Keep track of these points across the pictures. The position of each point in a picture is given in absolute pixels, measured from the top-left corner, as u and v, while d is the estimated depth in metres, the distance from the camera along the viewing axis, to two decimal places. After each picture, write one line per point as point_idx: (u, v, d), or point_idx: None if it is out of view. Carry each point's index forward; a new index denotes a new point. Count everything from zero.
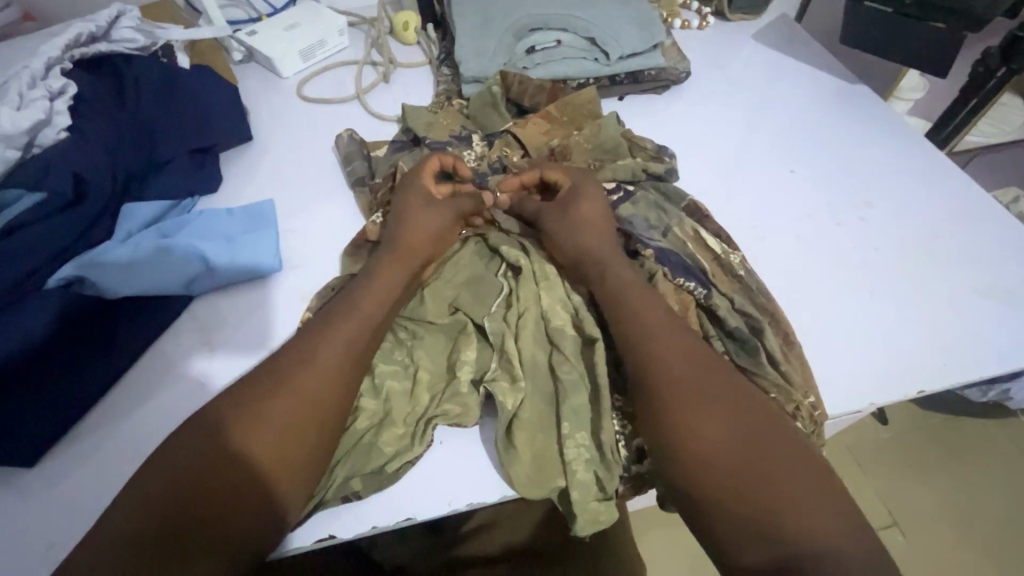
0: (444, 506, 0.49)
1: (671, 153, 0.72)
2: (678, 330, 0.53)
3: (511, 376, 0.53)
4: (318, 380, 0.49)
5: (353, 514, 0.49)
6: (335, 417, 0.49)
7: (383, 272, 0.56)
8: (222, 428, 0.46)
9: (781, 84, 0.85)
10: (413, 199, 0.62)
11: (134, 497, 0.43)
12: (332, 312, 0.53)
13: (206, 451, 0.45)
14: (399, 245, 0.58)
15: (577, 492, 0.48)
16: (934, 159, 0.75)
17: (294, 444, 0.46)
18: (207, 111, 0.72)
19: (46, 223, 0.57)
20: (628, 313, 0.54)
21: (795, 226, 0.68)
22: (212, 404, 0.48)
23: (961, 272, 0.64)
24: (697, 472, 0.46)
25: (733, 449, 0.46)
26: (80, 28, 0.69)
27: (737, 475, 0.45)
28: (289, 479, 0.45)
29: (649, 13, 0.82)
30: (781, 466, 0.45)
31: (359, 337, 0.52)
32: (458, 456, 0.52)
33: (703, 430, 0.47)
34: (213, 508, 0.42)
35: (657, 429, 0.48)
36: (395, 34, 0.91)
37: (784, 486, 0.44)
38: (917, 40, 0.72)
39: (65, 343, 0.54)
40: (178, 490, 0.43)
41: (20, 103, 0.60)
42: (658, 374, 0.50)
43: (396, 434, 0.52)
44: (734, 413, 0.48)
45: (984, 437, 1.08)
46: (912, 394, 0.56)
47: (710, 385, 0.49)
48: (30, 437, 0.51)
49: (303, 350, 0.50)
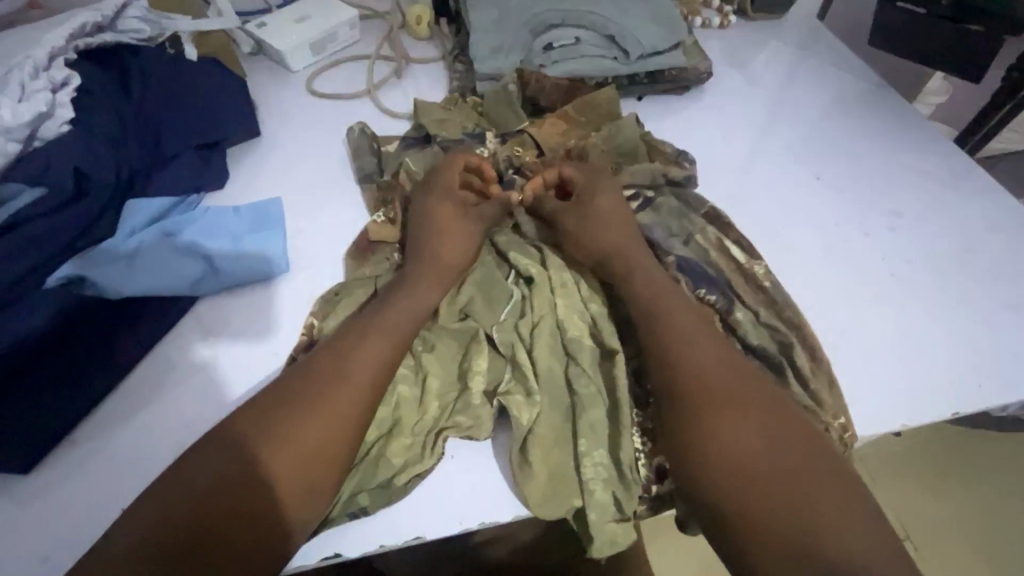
0: (455, 526, 0.47)
1: (692, 157, 0.69)
2: (705, 336, 0.51)
3: (526, 389, 0.51)
4: (345, 396, 0.47)
5: (360, 530, 0.47)
6: (362, 436, 0.47)
7: (414, 284, 0.55)
8: (245, 444, 0.44)
9: (806, 87, 0.82)
10: (439, 208, 0.61)
11: (146, 512, 0.41)
12: (361, 322, 0.52)
13: (223, 467, 0.43)
14: (429, 252, 0.57)
15: (594, 512, 0.46)
16: (964, 166, 0.72)
17: (313, 466, 0.44)
18: (214, 105, 0.70)
19: (45, 218, 0.55)
20: (649, 318, 0.52)
21: (820, 235, 0.66)
22: (228, 422, 0.46)
23: (996, 286, 0.61)
24: (722, 488, 0.43)
25: (767, 463, 0.43)
26: (86, 17, 0.66)
27: (764, 493, 0.42)
28: (310, 500, 0.43)
29: (671, 10, 0.80)
30: (812, 484, 0.42)
31: (388, 351, 0.50)
32: (471, 472, 0.50)
33: (729, 443, 0.45)
34: (231, 527, 0.41)
35: (679, 441, 0.46)
36: (408, 29, 0.88)
37: (813, 507, 0.41)
38: (952, 42, 0.69)
39: (65, 345, 0.52)
40: (192, 508, 0.41)
41: (21, 95, 0.57)
42: (682, 383, 0.48)
43: (404, 444, 0.49)
44: (763, 426, 0.45)
45: (1003, 452, 1.05)
46: (942, 415, 0.53)
47: (737, 395, 0.47)
48: (28, 443, 0.49)
49: (329, 365, 0.48)
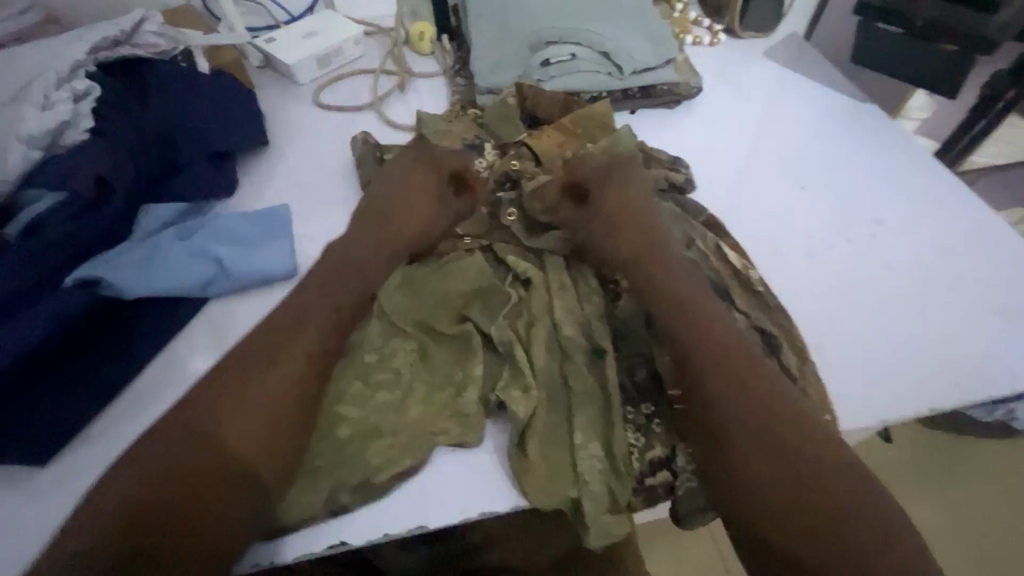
0: (432, 521, 0.49)
1: (685, 165, 0.73)
2: (745, 364, 0.51)
3: (523, 385, 0.53)
4: (290, 366, 0.51)
5: (349, 524, 0.49)
6: (310, 399, 0.51)
7: (364, 263, 0.61)
8: (197, 419, 0.47)
9: (792, 101, 0.86)
10: (398, 192, 0.67)
11: (116, 491, 0.43)
12: (304, 300, 0.56)
13: (180, 441, 0.46)
14: (388, 226, 0.64)
15: (589, 503, 0.48)
16: (943, 177, 0.76)
17: (261, 444, 0.47)
18: (224, 115, 0.72)
19: (68, 222, 0.59)
20: (687, 344, 0.52)
21: (805, 242, 0.69)
22: (180, 408, 0.48)
23: (974, 291, 0.64)
24: (766, 519, 0.44)
25: (777, 436, 0.47)
26: (105, 32, 0.69)
27: (805, 526, 0.43)
28: (271, 459, 0.47)
29: (662, 28, 0.83)
30: (854, 518, 0.43)
31: (330, 325, 0.55)
32: (456, 468, 0.52)
33: (772, 476, 0.45)
34: (195, 495, 0.44)
35: (722, 469, 0.47)
36: (410, 44, 0.92)
37: (855, 539, 0.42)
38: (928, 60, 0.73)
39: (83, 341, 0.55)
40: (157, 480, 0.44)
41: (45, 105, 0.61)
42: (725, 414, 0.48)
43: (384, 444, 0.51)
44: (806, 457, 0.46)
45: (991, 457, 1.07)
46: (923, 411, 0.56)
47: (780, 427, 0.47)
48: (47, 435, 0.51)
49: (271, 341, 0.53)
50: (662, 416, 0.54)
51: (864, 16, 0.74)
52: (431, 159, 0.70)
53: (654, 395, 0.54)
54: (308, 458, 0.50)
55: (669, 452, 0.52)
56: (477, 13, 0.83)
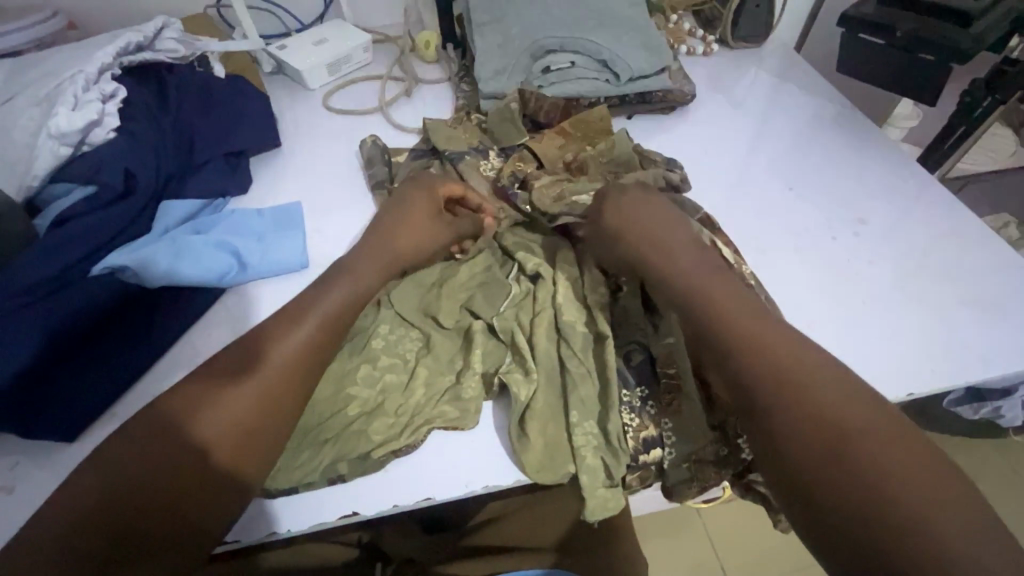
0: (416, 497, 0.51)
1: (679, 165, 0.77)
2: (780, 333, 0.51)
3: (525, 369, 0.56)
4: (272, 369, 0.50)
5: (343, 497, 0.51)
6: (290, 404, 0.50)
7: (365, 269, 0.60)
8: (172, 415, 0.47)
9: (782, 108, 0.90)
10: (414, 208, 0.66)
11: (92, 479, 0.43)
12: (302, 301, 0.56)
13: (155, 434, 0.46)
14: (386, 253, 0.62)
15: (586, 476, 0.51)
16: (923, 179, 0.79)
17: (242, 441, 0.47)
18: (239, 117, 0.76)
19: (96, 213, 0.63)
20: (714, 313, 0.53)
21: (793, 239, 0.72)
22: (163, 400, 0.48)
23: (953, 285, 0.68)
24: (808, 474, 0.42)
25: (836, 424, 0.43)
26: (130, 37, 0.73)
27: (852, 478, 0.40)
28: (244, 462, 0.47)
29: (657, 38, 0.88)
30: (908, 476, 0.40)
31: (318, 331, 0.54)
32: (448, 448, 0.54)
33: (817, 431, 0.43)
34: (166, 490, 0.43)
35: (763, 428, 0.46)
36: (417, 52, 0.96)
37: (908, 496, 0.39)
38: (909, 69, 0.77)
39: (109, 325, 0.58)
40: (129, 475, 0.43)
41: (75, 104, 0.65)
42: (760, 374, 0.47)
43: (386, 423, 0.54)
44: (853, 418, 0.44)
45: (978, 456, 1.10)
46: (901, 396, 0.59)
47: (822, 388, 0.46)
48: (74, 413, 0.54)
49: (257, 342, 0.52)
50: (656, 398, 0.56)
51: (847, 29, 0.79)
52: (440, 181, 0.69)
53: (652, 377, 0.57)
54: (318, 431, 0.53)
55: (661, 431, 0.54)
56: (480, 23, 0.87)
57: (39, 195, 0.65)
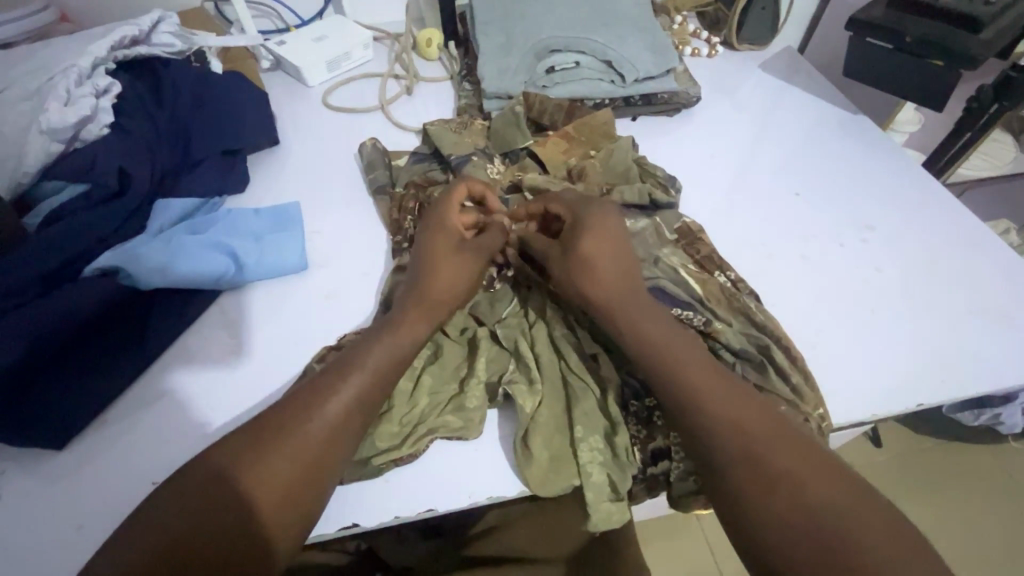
0: (418, 507, 0.50)
1: (679, 184, 0.74)
2: (737, 391, 0.49)
3: (529, 379, 0.55)
4: (318, 430, 0.47)
5: (344, 506, 0.50)
6: (333, 465, 0.46)
7: (404, 319, 0.55)
8: (220, 470, 0.44)
9: (785, 111, 0.89)
10: (441, 243, 0.61)
11: (136, 522, 0.42)
12: (339, 362, 0.51)
13: (203, 486, 0.43)
14: (422, 291, 0.57)
15: (591, 492, 0.50)
16: (928, 186, 0.79)
17: (291, 501, 0.44)
18: (236, 114, 0.74)
19: (88, 212, 0.61)
20: (675, 372, 0.50)
21: (800, 245, 0.72)
22: (213, 452, 0.46)
23: (960, 293, 0.67)
24: (781, 551, 0.41)
25: (787, 465, 0.44)
26: (126, 31, 0.72)
27: (821, 552, 0.39)
28: (285, 524, 0.43)
29: (663, 38, 0.86)
30: (871, 536, 0.40)
31: (365, 391, 0.50)
32: (449, 457, 0.53)
33: (778, 499, 0.42)
34: (203, 552, 0.41)
35: (728, 497, 0.45)
36: (418, 50, 0.94)
37: (876, 560, 0.38)
38: (918, 75, 0.76)
39: (101, 326, 0.57)
40: (178, 534, 0.41)
41: (67, 100, 0.63)
42: (724, 442, 0.46)
43: (390, 431, 0.52)
44: (812, 481, 0.43)
45: (978, 462, 1.10)
46: (910, 407, 0.58)
47: (783, 452, 0.45)
48: (63, 419, 0.53)
49: (302, 401, 0.48)
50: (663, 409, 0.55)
51: (855, 33, 0.78)
52: (449, 208, 0.63)
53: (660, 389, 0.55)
54: None
55: (669, 444, 0.53)
56: (484, 21, 0.85)
57: (29, 193, 0.63)
